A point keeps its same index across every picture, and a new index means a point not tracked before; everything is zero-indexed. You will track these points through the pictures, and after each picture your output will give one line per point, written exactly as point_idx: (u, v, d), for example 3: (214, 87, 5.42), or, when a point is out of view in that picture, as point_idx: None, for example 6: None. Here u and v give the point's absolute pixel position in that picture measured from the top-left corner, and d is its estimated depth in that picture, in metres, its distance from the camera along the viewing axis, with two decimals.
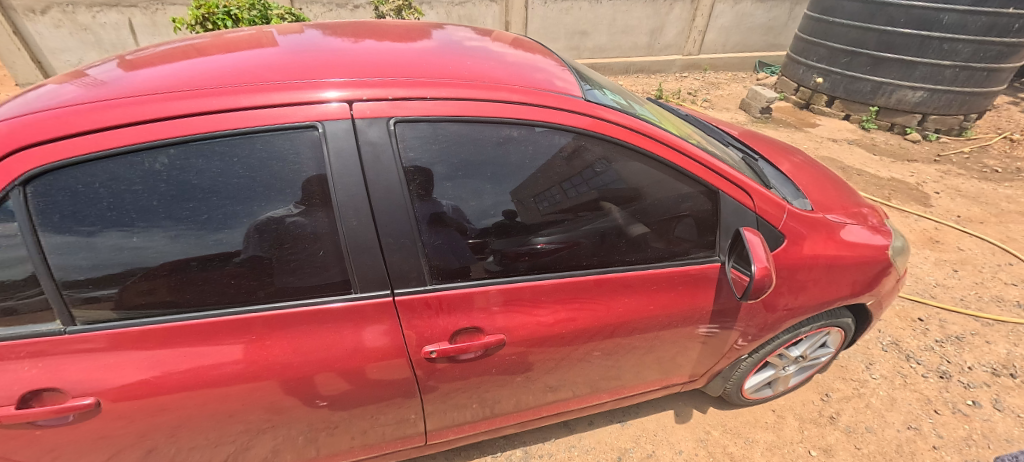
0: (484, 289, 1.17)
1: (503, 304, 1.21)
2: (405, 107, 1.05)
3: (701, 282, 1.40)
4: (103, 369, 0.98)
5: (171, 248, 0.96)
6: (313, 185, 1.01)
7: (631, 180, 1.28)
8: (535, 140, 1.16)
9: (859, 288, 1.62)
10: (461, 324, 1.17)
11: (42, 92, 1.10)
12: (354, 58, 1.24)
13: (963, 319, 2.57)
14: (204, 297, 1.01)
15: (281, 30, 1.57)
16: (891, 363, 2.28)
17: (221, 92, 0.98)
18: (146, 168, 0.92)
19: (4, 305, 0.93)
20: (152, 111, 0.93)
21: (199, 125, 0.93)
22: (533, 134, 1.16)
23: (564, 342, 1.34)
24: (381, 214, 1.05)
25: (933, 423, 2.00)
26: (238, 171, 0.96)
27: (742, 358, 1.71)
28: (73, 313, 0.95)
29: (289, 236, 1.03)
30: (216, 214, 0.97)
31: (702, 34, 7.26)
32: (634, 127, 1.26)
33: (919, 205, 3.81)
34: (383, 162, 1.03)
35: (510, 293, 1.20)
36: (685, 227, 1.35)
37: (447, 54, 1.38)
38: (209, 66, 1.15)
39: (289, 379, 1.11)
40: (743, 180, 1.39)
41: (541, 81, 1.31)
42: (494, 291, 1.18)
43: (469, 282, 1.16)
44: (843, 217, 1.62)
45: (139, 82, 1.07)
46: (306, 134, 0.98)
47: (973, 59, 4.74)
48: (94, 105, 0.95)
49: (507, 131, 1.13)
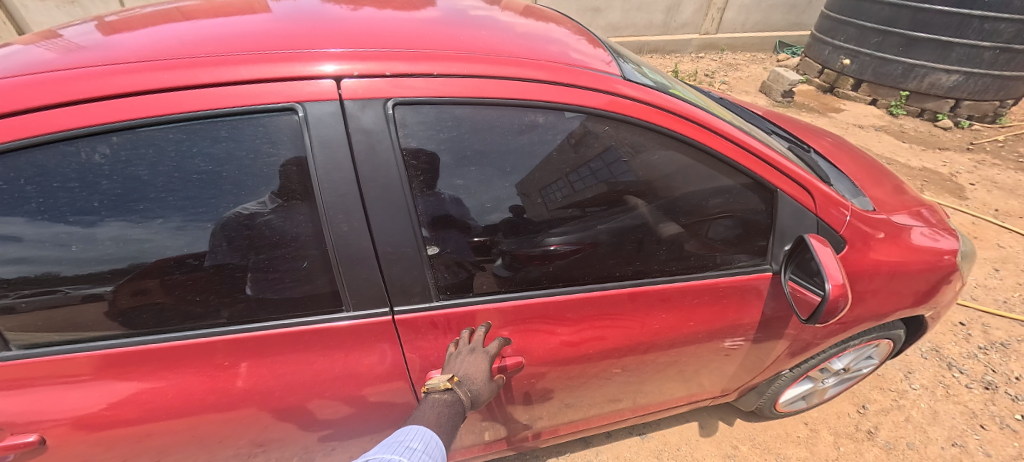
0: (498, 305, 1.00)
1: (521, 323, 1.04)
2: (412, 86, 0.85)
3: (747, 295, 1.23)
4: (54, 397, 0.83)
5: (121, 258, 0.78)
6: (293, 182, 0.82)
7: (656, 172, 1.07)
8: (566, 128, 0.97)
9: (919, 297, 1.44)
10: None
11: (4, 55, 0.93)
12: (346, 26, 1.03)
13: (1007, 323, 2.39)
14: (165, 318, 0.84)
15: None
16: (932, 371, 2.11)
17: (179, 64, 0.79)
18: (83, 160, 0.73)
19: (2, 302, 0.76)
20: (90, 89, 0.73)
21: (148, 106, 0.74)
22: (563, 120, 0.97)
23: (589, 362, 1.18)
24: (377, 217, 0.86)
25: (979, 440, 1.84)
26: (199, 164, 0.77)
27: (781, 373, 1.54)
28: (61, 317, 0.80)
29: (264, 240, 0.84)
30: (175, 217, 0.78)
31: (720, 12, 6.91)
32: (654, 103, 1.05)
33: (954, 197, 3.58)
34: (380, 154, 0.83)
35: (527, 309, 1.03)
36: (724, 228, 1.17)
37: (459, 25, 1.17)
38: (173, 33, 0.95)
39: (279, 406, 0.96)
40: (797, 173, 1.19)
41: (557, 54, 1.11)
42: (511, 308, 1.01)
43: (480, 298, 0.99)
44: (907, 218, 1.42)
45: (93, 50, 0.88)
46: (283, 119, 0.79)
47: (1016, 40, 4.41)
48: (24, 79, 0.76)
49: (532, 116, 0.94)
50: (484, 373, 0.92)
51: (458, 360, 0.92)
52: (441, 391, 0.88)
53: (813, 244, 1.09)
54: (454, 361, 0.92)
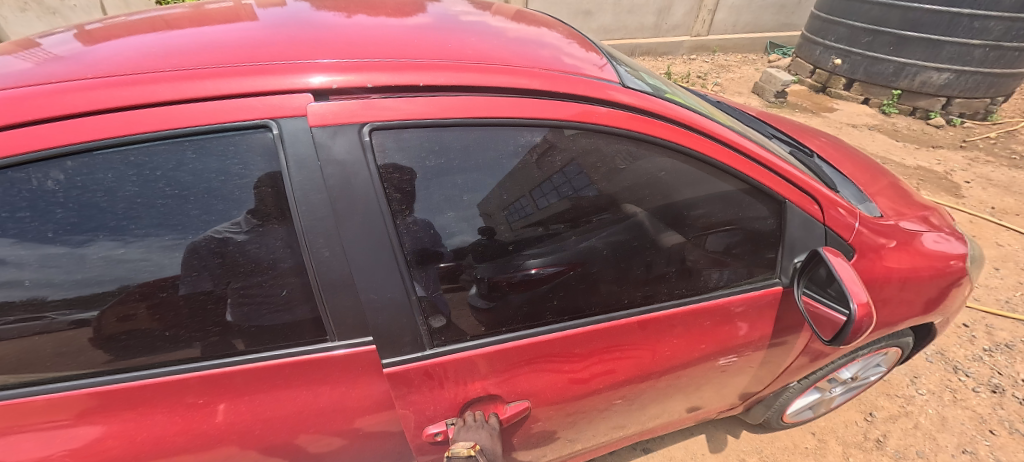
0: (500, 348, 0.94)
1: (525, 364, 0.99)
2: (391, 108, 0.78)
3: (760, 311, 1.19)
4: (14, 446, 0.76)
5: (81, 291, 0.71)
6: (267, 204, 0.76)
7: (658, 183, 1.02)
8: (565, 145, 0.92)
9: (929, 304, 1.40)
10: (472, 394, 0.97)
11: None
12: (327, 34, 0.97)
13: (1011, 324, 2.36)
14: (129, 355, 0.77)
15: (261, 1, 1.27)
16: (938, 375, 2.07)
17: (140, 79, 0.72)
18: (34, 187, 0.66)
19: None
20: (42, 109, 0.67)
21: (104, 125, 0.67)
22: (562, 137, 0.91)
23: (598, 395, 1.14)
24: (359, 259, 0.80)
25: (990, 447, 1.80)
26: (163, 187, 0.71)
27: (789, 385, 1.50)
28: (34, 349, 0.72)
29: (239, 267, 0.78)
30: (139, 248, 0.72)
31: (711, 14, 6.93)
32: (656, 111, 1.01)
33: (950, 196, 3.57)
34: (356, 187, 0.77)
35: (531, 349, 0.98)
36: (732, 240, 1.13)
37: (450, 31, 1.12)
38: (143, 44, 0.89)
39: (262, 443, 0.89)
40: (801, 179, 1.14)
41: (553, 61, 1.06)
42: (512, 350, 0.95)
43: (480, 341, 0.94)
44: (915, 223, 1.38)
45: (59, 64, 0.82)
46: (256, 136, 0.73)
47: (1006, 38, 4.46)
48: None
49: (528, 136, 0.89)
50: (496, 445, 0.94)
51: (470, 432, 0.95)
52: (465, 458, 0.87)
53: (829, 256, 1.07)
54: (466, 434, 0.94)
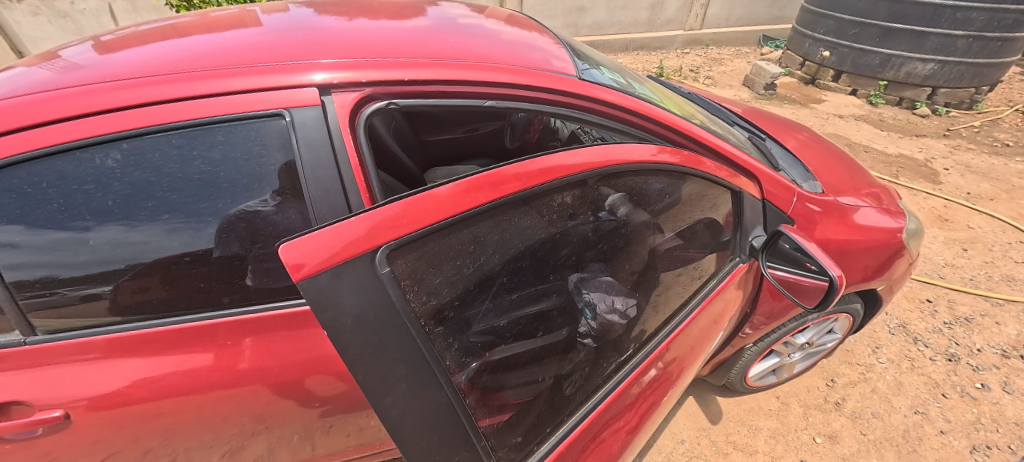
0: (567, 441, 0.94)
1: (589, 443, 1.00)
2: (399, 219, 0.61)
3: (730, 300, 1.40)
4: (72, 378, 0.90)
5: (133, 249, 0.88)
6: (284, 179, 0.93)
7: (643, 198, 1.09)
8: (585, 193, 0.95)
9: (870, 273, 1.55)
10: None
11: (14, 75, 1.03)
12: (331, 37, 1.14)
13: (972, 299, 2.52)
14: (171, 305, 0.93)
15: (266, 8, 1.43)
16: (899, 346, 2.23)
17: (178, 77, 0.89)
18: (97, 164, 0.83)
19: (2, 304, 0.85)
20: (102, 101, 0.83)
21: (151, 114, 0.84)
22: (585, 188, 0.94)
23: (649, 435, 1.22)
24: (418, 425, 0.66)
25: (940, 408, 1.96)
26: (199, 165, 0.88)
27: (746, 347, 1.67)
28: (87, 311, 0.90)
29: (259, 232, 0.95)
30: (180, 214, 0.89)
31: (704, 8, 7.04)
32: (631, 107, 1.19)
33: (928, 182, 3.71)
34: (388, 342, 0.62)
35: (596, 422, 1.01)
36: (706, 231, 1.30)
37: (437, 33, 1.27)
38: (177, 49, 1.05)
39: (277, 383, 1.03)
40: (748, 163, 1.33)
41: (537, 61, 1.22)
42: (577, 434, 0.96)
43: (550, 441, 0.92)
44: (854, 199, 1.54)
45: (108, 67, 0.98)
46: (273, 123, 0.90)
47: (987, 28, 4.60)
48: (53, 93, 0.86)
49: (558, 199, 0.89)
50: None
51: None
52: None
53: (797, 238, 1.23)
54: None
